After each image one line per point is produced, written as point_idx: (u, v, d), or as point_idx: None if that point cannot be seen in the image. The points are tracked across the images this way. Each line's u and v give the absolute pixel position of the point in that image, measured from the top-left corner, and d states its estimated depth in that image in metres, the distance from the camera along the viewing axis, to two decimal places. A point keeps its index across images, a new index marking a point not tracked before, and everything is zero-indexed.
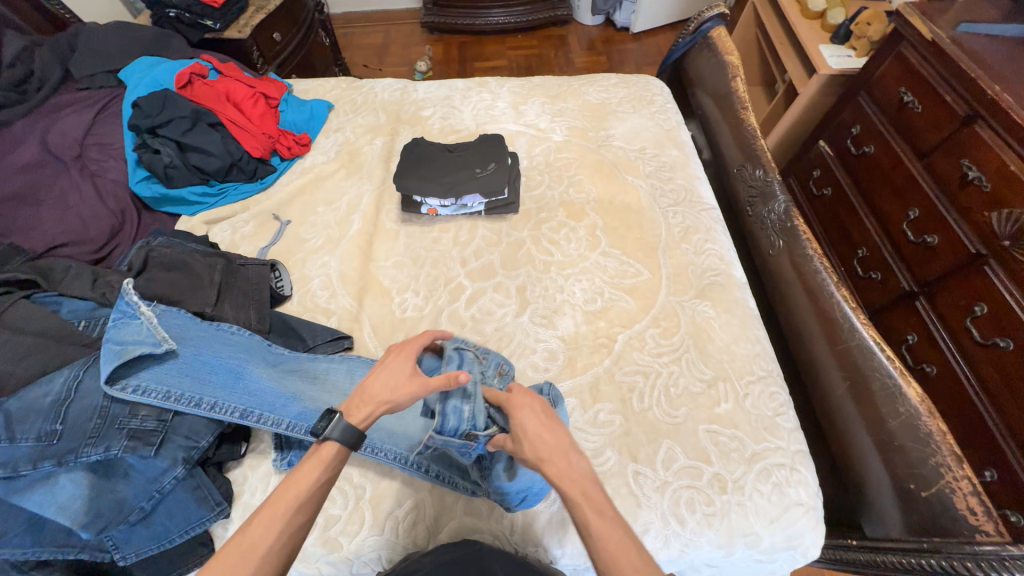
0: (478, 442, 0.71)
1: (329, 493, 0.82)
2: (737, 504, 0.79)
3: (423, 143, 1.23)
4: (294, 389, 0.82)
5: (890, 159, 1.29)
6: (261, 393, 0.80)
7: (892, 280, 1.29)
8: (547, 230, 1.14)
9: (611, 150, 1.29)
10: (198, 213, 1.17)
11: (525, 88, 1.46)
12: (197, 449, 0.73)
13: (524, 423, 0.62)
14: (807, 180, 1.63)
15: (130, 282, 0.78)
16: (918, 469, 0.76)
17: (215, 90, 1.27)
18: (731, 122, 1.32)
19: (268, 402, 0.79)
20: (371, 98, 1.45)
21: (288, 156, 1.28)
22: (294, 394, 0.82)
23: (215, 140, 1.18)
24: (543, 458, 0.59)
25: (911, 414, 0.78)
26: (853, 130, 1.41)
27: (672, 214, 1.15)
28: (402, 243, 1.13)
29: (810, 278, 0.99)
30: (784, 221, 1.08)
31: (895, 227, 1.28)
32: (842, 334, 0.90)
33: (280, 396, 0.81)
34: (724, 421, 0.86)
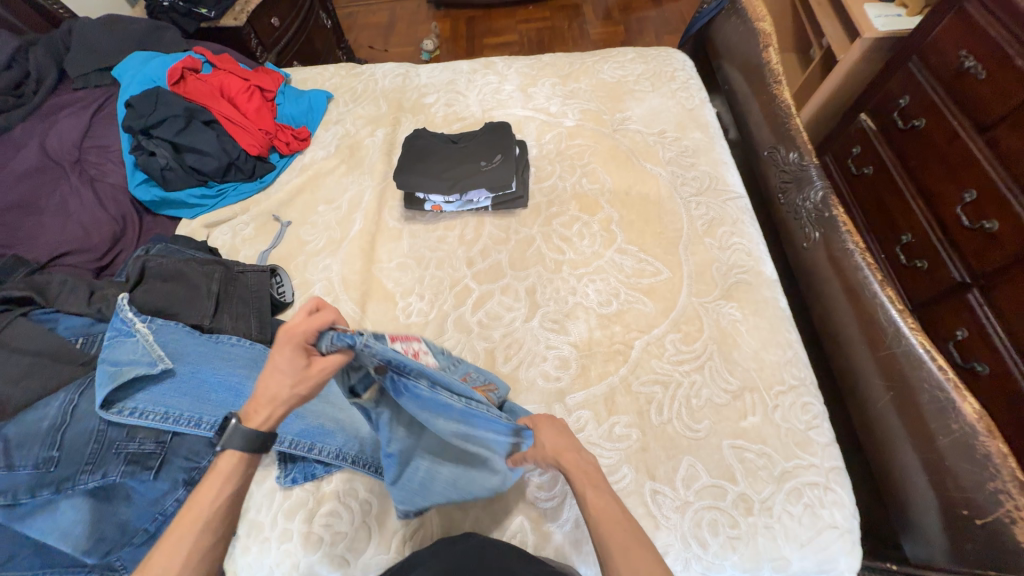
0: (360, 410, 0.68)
1: (333, 510, 0.79)
2: (764, 527, 0.73)
3: (425, 134, 1.16)
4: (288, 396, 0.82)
5: (944, 134, 1.15)
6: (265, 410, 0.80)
7: (941, 270, 1.17)
8: (559, 226, 1.06)
9: (627, 134, 1.19)
10: (199, 216, 1.14)
11: (534, 67, 1.36)
12: (197, 470, 0.71)
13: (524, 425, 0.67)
14: (844, 158, 1.49)
15: (123, 297, 0.75)
16: (972, 494, 0.68)
17: (209, 84, 1.22)
18: (761, 97, 1.19)
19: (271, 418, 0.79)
20: (372, 85, 1.38)
21: (287, 152, 1.23)
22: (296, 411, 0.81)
23: (210, 139, 1.14)
24: (560, 452, 0.67)
25: (965, 432, 0.69)
26: (901, 102, 1.27)
27: (695, 204, 1.06)
28: (406, 243, 1.08)
29: (849, 276, 0.89)
30: (821, 209, 0.97)
31: (947, 211, 1.15)
32: (885, 339, 0.81)
33: None
34: (751, 436, 0.79)
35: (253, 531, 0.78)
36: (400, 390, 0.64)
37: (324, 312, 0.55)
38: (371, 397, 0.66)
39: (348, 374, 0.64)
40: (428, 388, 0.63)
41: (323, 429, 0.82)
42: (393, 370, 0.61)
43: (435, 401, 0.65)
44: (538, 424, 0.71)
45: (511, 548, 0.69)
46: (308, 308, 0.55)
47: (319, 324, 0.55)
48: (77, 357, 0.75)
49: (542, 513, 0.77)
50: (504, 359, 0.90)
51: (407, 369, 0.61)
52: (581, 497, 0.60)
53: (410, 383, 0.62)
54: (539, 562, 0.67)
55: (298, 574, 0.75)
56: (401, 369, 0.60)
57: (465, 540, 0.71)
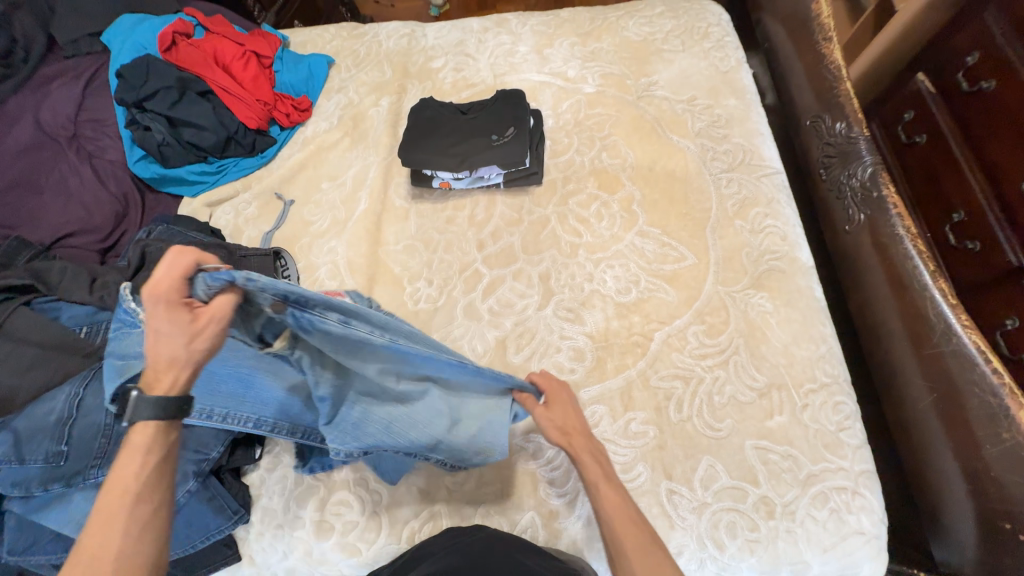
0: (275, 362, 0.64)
1: (344, 499, 0.79)
2: (785, 531, 0.70)
3: (432, 104, 1.07)
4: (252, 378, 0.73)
5: (1016, 98, 1.01)
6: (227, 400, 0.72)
7: (995, 253, 1.04)
8: (576, 205, 0.99)
9: (653, 102, 1.08)
10: (199, 194, 1.10)
11: (551, 25, 1.23)
12: (208, 462, 0.73)
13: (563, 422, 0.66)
14: (895, 124, 1.34)
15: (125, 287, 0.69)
16: (1018, 508, 0.62)
17: (201, 51, 1.14)
18: (807, 57, 1.06)
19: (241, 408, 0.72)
20: (375, 48, 1.28)
21: (287, 124, 1.16)
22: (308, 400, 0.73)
23: (206, 112, 1.08)
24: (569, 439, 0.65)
25: (1016, 442, 0.63)
26: (968, 60, 1.12)
27: (725, 181, 0.97)
28: (413, 224, 1.02)
29: (896, 264, 0.81)
30: (868, 188, 0.88)
31: (1009, 186, 1.02)
32: (932, 336, 0.74)
33: (292, 402, 0.72)
34: (776, 436, 0.75)
35: (266, 517, 0.79)
36: (310, 329, 0.59)
37: (181, 258, 0.51)
38: (286, 342, 0.62)
39: (249, 322, 0.61)
40: (340, 323, 0.59)
41: None
42: (292, 305, 0.56)
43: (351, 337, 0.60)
44: (551, 389, 0.70)
45: (518, 539, 0.68)
46: (165, 257, 0.51)
47: (181, 271, 0.51)
48: (81, 348, 0.73)
49: (553, 510, 0.75)
50: (516, 350, 0.87)
51: (309, 303, 0.57)
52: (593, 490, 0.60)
53: (316, 318, 0.57)
54: (544, 555, 0.65)
55: (311, 560, 0.77)
56: (300, 302, 0.56)
57: (473, 531, 0.70)
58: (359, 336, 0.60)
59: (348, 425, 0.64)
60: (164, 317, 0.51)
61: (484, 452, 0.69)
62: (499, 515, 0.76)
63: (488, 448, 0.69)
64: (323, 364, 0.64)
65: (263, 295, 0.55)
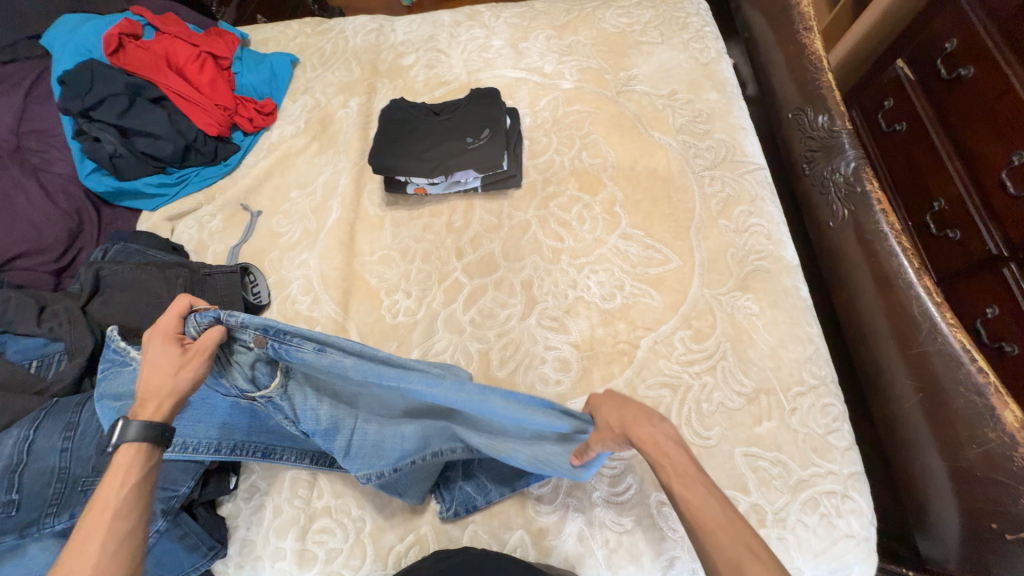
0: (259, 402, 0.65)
1: (327, 526, 0.75)
2: (777, 538, 0.69)
3: (403, 106, 1.02)
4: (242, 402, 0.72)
5: (993, 87, 1.00)
6: (210, 427, 0.71)
7: (976, 242, 1.04)
8: (557, 208, 0.96)
9: (633, 97, 1.05)
10: (159, 208, 1.04)
11: (525, 17, 1.18)
12: (178, 497, 0.70)
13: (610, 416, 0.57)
14: (874, 111, 1.32)
15: (113, 327, 0.68)
16: (1004, 507, 0.62)
17: (152, 53, 1.06)
18: (788, 47, 1.03)
19: (228, 432, 0.73)
20: (342, 45, 1.21)
21: (251, 130, 1.10)
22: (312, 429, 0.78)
23: (160, 119, 1.01)
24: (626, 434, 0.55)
25: (1002, 443, 0.63)
26: (947, 47, 1.10)
27: (708, 179, 0.95)
28: (389, 232, 0.98)
29: (881, 262, 0.80)
30: (852, 183, 0.87)
31: (988, 175, 1.02)
32: (918, 336, 0.73)
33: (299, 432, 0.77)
34: (765, 443, 0.74)
35: (245, 549, 0.75)
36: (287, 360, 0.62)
37: (179, 303, 0.63)
38: (278, 387, 0.65)
39: (229, 371, 0.64)
40: (314, 350, 0.61)
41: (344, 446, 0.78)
42: (273, 338, 0.60)
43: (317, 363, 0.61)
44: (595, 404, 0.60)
45: (509, 559, 0.65)
46: (173, 305, 0.62)
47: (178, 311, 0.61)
48: (30, 386, 0.71)
49: (544, 527, 0.73)
50: (499, 363, 0.84)
51: (286, 334, 0.60)
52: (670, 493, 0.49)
53: (292, 347, 0.60)
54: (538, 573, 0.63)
55: None
56: (275, 333, 0.59)
57: (462, 552, 0.67)
58: (330, 361, 0.61)
59: (355, 448, 0.68)
60: (161, 350, 0.58)
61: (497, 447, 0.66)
62: (489, 537, 0.73)
63: (502, 444, 0.66)
64: (319, 401, 0.67)
65: (244, 329, 0.60)
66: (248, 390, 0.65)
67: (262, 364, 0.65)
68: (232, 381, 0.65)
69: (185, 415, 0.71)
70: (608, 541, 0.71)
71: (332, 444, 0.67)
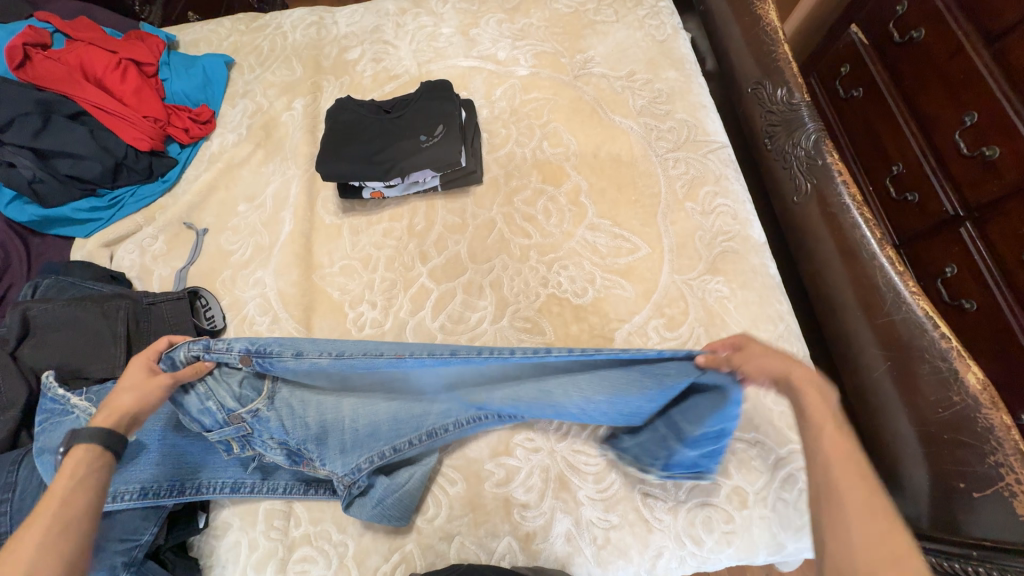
0: (248, 420, 0.66)
1: (306, 554, 0.72)
2: (759, 517, 0.70)
3: (351, 106, 0.96)
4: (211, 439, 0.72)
5: (945, 48, 1.01)
6: (169, 471, 0.69)
7: (933, 202, 1.05)
8: (521, 204, 0.93)
9: (591, 81, 1.01)
10: (93, 234, 0.96)
11: (474, 1, 1.12)
12: (141, 545, 0.67)
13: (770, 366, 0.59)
14: (833, 78, 1.31)
15: (48, 374, 0.68)
16: (969, 467, 0.64)
17: (64, 63, 0.97)
18: (743, 19, 1.01)
19: (197, 475, 0.71)
20: (280, 42, 1.13)
21: (188, 141, 1.03)
22: None
23: (82, 137, 0.93)
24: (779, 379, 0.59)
25: (966, 404, 0.64)
26: (899, 9, 1.09)
27: (672, 161, 0.93)
28: (348, 241, 0.93)
29: (846, 234, 0.80)
30: (814, 156, 0.86)
31: (942, 135, 1.03)
32: (884, 305, 0.74)
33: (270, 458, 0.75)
34: (743, 425, 0.74)
35: None
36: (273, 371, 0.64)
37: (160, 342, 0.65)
38: (264, 397, 0.67)
39: (218, 396, 0.65)
40: (293, 359, 0.62)
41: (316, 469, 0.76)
42: (256, 356, 0.62)
43: (297, 369, 0.63)
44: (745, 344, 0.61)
45: None
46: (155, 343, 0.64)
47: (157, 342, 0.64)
48: None
49: (531, 531, 0.72)
50: None
51: (268, 351, 0.62)
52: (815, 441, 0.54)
53: (273, 359, 0.62)
54: None
55: None
56: (258, 350, 0.62)
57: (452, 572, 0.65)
58: (314, 365, 0.63)
59: (349, 444, 0.71)
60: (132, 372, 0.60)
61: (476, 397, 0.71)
62: (476, 547, 0.71)
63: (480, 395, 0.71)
64: (306, 409, 0.69)
65: (229, 352, 0.62)
66: (234, 407, 0.66)
67: (250, 383, 0.67)
68: (218, 402, 0.65)
69: (134, 462, 0.67)
70: (596, 538, 0.70)
71: (325, 449, 0.70)
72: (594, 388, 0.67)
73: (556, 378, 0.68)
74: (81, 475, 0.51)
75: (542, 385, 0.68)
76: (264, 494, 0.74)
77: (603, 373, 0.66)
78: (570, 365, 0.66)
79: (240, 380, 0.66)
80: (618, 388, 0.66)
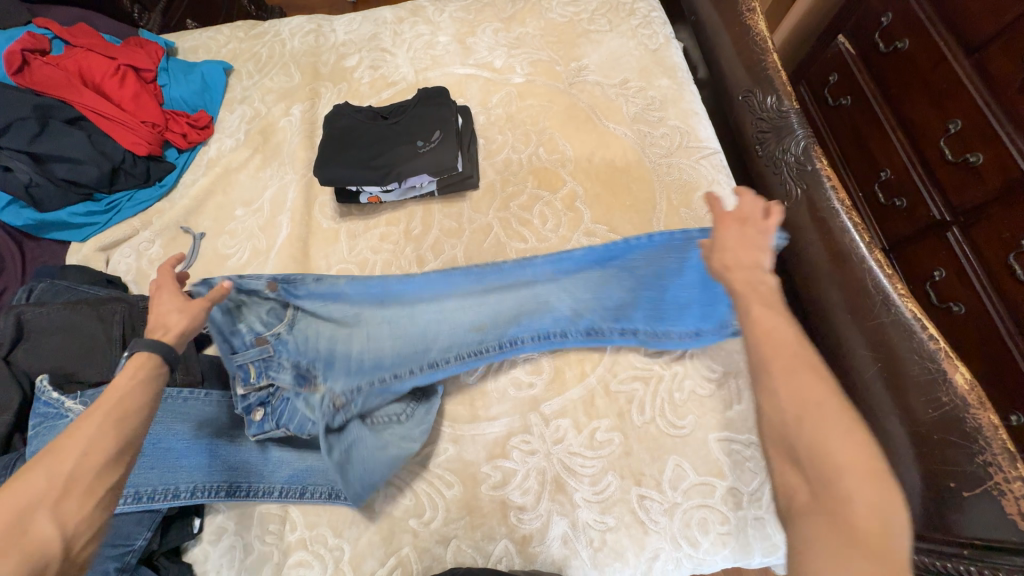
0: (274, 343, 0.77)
1: (303, 558, 0.72)
2: (755, 518, 0.70)
3: (349, 111, 0.97)
4: (208, 441, 0.73)
5: (928, 57, 1.04)
6: (166, 474, 0.69)
7: (920, 207, 1.07)
8: (517, 208, 0.94)
9: (586, 88, 1.03)
10: (89, 238, 0.96)
11: (470, 11, 1.15)
12: (134, 551, 0.66)
13: (728, 240, 0.58)
14: (821, 87, 1.34)
15: (42, 378, 0.68)
16: (957, 467, 0.65)
17: (63, 69, 0.97)
18: (733, 29, 1.04)
19: (193, 476, 0.71)
20: (278, 49, 1.15)
21: (185, 146, 1.04)
22: (279, 456, 0.77)
23: (80, 142, 0.94)
24: (729, 266, 0.56)
25: (954, 405, 0.65)
26: (883, 21, 1.13)
27: (665, 167, 0.94)
28: (345, 245, 0.94)
29: (835, 239, 0.81)
30: (803, 162, 0.88)
31: (927, 141, 1.05)
32: (873, 307, 0.75)
33: (265, 461, 0.76)
34: (737, 426, 0.75)
35: None
36: (301, 298, 0.78)
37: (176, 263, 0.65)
38: (286, 323, 0.78)
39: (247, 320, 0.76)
40: (316, 282, 0.78)
41: (311, 469, 0.76)
42: (281, 284, 0.76)
43: (323, 294, 0.80)
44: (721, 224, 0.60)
45: None
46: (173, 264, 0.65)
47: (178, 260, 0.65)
48: None
49: (528, 534, 0.72)
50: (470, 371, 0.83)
51: (295, 278, 0.77)
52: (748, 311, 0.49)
53: (301, 284, 0.77)
54: None
55: None
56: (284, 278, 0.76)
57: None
58: (335, 287, 0.79)
59: (358, 373, 0.79)
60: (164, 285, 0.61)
61: (473, 325, 0.82)
62: (472, 550, 0.71)
63: (475, 322, 0.82)
64: (321, 336, 0.80)
65: (257, 281, 0.74)
66: (261, 331, 0.77)
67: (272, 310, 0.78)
68: (247, 327, 0.76)
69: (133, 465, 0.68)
70: (592, 541, 0.71)
71: (333, 377, 0.78)
72: (566, 297, 0.83)
73: (534, 295, 0.83)
74: (143, 376, 0.51)
75: (525, 304, 0.83)
76: (258, 498, 0.74)
77: (579, 279, 0.84)
78: (544, 278, 0.82)
79: (263, 308, 0.77)
80: (597, 286, 0.84)
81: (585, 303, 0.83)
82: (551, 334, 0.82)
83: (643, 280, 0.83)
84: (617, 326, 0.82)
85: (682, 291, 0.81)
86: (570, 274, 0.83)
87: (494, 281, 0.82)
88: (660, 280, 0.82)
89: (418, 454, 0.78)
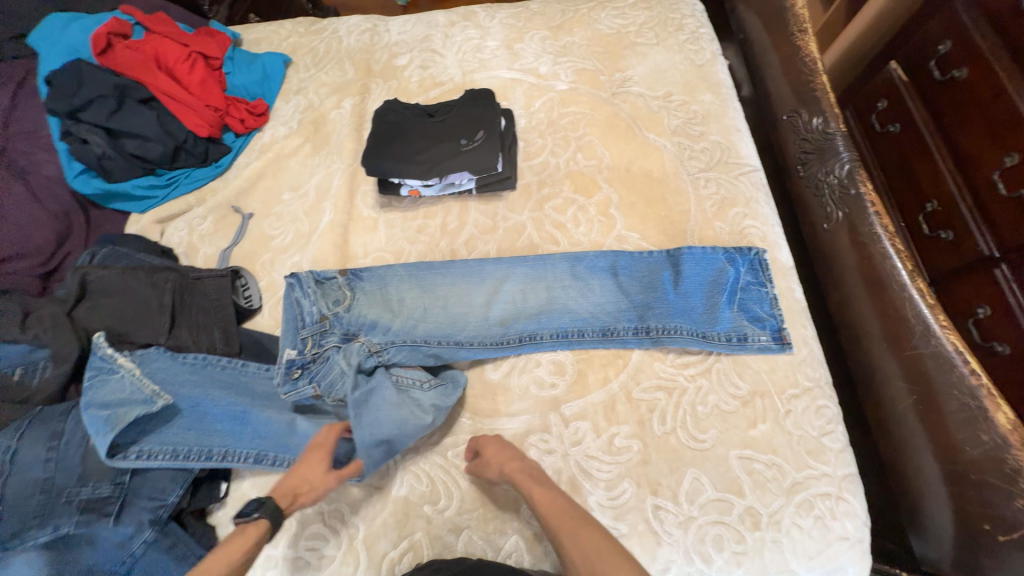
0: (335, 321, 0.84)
1: (320, 532, 0.74)
2: (772, 541, 0.69)
3: (398, 107, 1.01)
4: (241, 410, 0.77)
5: (986, 87, 1.00)
6: (202, 436, 0.74)
7: (968, 241, 1.04)
8: (552, 210, 0.95)
9: (628, 99, 1.04)
10: (149, 210, 1.03)
11: (520, 18, 1.18)
12: (165, 507, 0.70)
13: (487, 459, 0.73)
14: (868, 113, 1.32)
15: (100, 335, 0.73)
16: (995, 510, 0.62)
17: (141, 53, 1.05)
18: (782, 49, 1.03)
19: (226, 442, 0.75)
20: (335, 45, 1.21)
21: (242, 131, 1.10)
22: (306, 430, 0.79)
23: (149, 121, 1.01)
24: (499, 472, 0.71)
25: (996, 445, 0.62)
26: (939, 49, 1.10)
27: (703, 181, 0.94)
28: (383, 234, 0.97)
29: (874, 266, 0.79)
30: (846, 185, 0.87)
31: (981, 174, 1.02)
32: (911, 337, 0.73)
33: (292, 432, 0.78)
34: (760, 445, 0.74)
35: None
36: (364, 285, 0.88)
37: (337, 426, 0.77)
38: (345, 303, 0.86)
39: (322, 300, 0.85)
40: (377, 269, 0.90)
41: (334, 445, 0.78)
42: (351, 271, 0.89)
43: (381, 280, 0.89)
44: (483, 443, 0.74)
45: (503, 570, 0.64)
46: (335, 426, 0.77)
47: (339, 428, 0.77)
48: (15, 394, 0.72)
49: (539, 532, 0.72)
50: (493, 366, 0.85)
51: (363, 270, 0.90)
52: (530, 494, 0.67)
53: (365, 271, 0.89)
54: None
55: None
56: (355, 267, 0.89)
57: (458, 562, 0.66)
58: (389, 272, 0.89)
59: (396, 345, 0.83)
60: (318, 463, 0.72)
61: (501, 317, 0.86)
62: (483, 543, 0.72)
63: (503, 314, 0.87)
64: (371, 313, 0.86)
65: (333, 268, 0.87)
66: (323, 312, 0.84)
67: (337, 291, 0.87)
68: (314, 304, 0.84)
69: (176, 425, 0.74)
70: None
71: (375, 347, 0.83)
72: (593, 300, 0.87)
73: (563, 292, 0.88)
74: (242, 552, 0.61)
75: (552, 301, 0.87)
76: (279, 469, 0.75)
77: (603, 283, 0.88)
78: (572, 277, 0.88)
79: (332, 296, 0.86)
80: (617, 292, 0.86)
81: (604, 306, 0.86)
82: (576, 333, 0.84)
83: (659, 287, 0.85)
84: (633, 325, 0.83)
85: (683, 298, 0.84)
86: (599, 277, 0.88)
87: (524, 274, 0.89)
88: (664, 289, 0.85)
89: (438, 443, 0.79)
